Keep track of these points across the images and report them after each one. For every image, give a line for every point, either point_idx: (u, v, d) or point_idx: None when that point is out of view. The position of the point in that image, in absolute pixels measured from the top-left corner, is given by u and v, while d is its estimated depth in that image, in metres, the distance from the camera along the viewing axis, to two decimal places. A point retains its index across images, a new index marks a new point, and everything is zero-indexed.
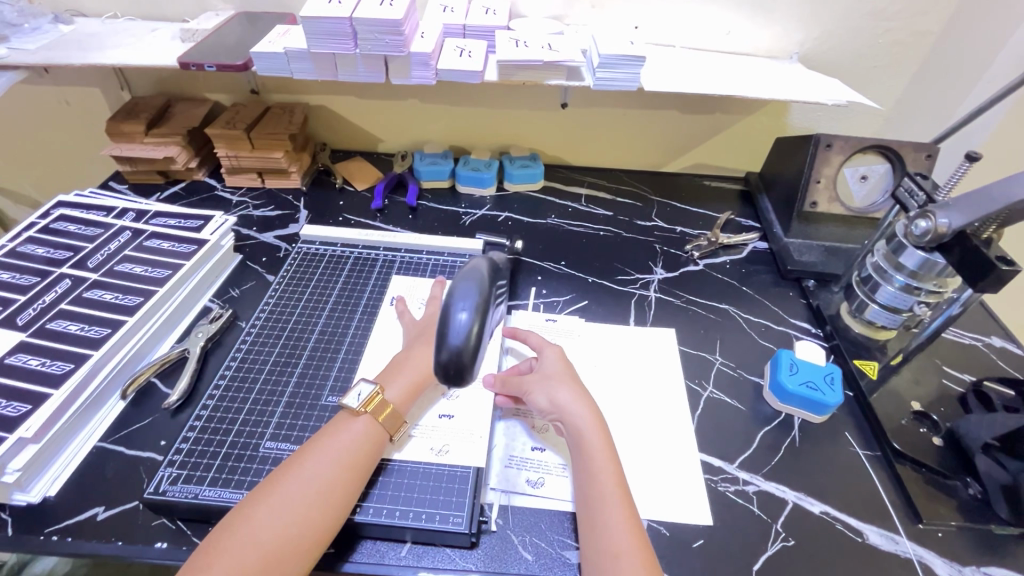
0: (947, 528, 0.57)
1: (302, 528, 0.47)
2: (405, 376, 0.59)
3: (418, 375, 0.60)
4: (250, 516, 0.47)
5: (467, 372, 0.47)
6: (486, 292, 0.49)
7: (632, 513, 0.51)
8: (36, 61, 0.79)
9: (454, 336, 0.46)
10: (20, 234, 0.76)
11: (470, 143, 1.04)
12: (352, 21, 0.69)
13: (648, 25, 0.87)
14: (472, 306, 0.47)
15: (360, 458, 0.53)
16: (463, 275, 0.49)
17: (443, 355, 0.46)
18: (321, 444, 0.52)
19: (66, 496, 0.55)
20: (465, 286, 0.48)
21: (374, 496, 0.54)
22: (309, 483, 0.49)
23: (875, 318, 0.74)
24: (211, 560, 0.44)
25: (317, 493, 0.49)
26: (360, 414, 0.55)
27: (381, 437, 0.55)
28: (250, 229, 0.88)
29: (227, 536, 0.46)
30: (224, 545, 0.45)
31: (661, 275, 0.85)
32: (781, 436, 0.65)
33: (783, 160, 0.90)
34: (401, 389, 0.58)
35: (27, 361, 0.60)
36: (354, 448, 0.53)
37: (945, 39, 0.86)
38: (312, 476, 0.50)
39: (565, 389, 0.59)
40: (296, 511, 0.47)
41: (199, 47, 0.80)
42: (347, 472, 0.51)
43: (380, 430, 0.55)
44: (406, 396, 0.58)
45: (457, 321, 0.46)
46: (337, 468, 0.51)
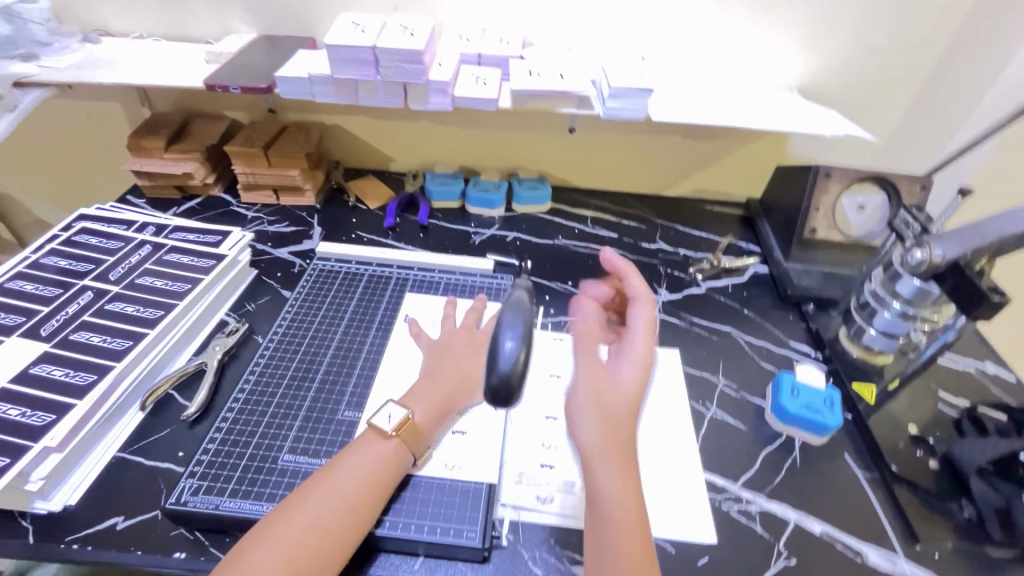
0: (943, 550, 0.59)
1: (327, 542, 0.48)
2: (430, 398, 0.61)
3: (443, 397, 0.62)
4: (280, 526, 0.48)
5: (514, 396, 0.49)
6: (530, 324, 0.53)
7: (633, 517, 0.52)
8: (65, 78, 0.82)
9: (503, 362, 0.49)
10: (43, 246, 0.78)
11: (479, 164, 1.07)
12: (375, 50, 0.72)
13: (655, 56, 0.91)
14: (519, 335, 0.51)
15: (385, 475, 0.54)
16: (509, 308, 0.54)
17: (493, 379, 0.49)
18: (347, 460, 0.54)
19: (86, 505, 0.56)
20: (513, 319, 0.52)
21: (395, 510, 0.56)
22: (336, 497, 0.51)
23: (872, 343, 0.76)
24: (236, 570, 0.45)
25: (344, 508, 0.50)
26: (390, 436, 0.56)
27: (407, 457, 0.57)
28: (265, 244, 0.91)
29: (256, 546, 0.47)
30: (250, 556, 0.46)
31: (665, 297, 0.88)
32: (782, 456, 0.67)
33: (783, 188, 0.93)
34: (427, 410, 0.60)
35: (51, 371, 0.62)
36: (379, 465, 0.54)
37: (937, 76, 0.90)
38: (340, 490, 0.51)
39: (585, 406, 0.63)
40: (324, 524, 0.49)
41: (224, 70, 0.83)
42: (372, 489, 0.53)
43: (407, 452, 0.57)
44: (431, 417, 0.60)
45: (505, 348, 0.50)
46: (361, 487, 0.52)
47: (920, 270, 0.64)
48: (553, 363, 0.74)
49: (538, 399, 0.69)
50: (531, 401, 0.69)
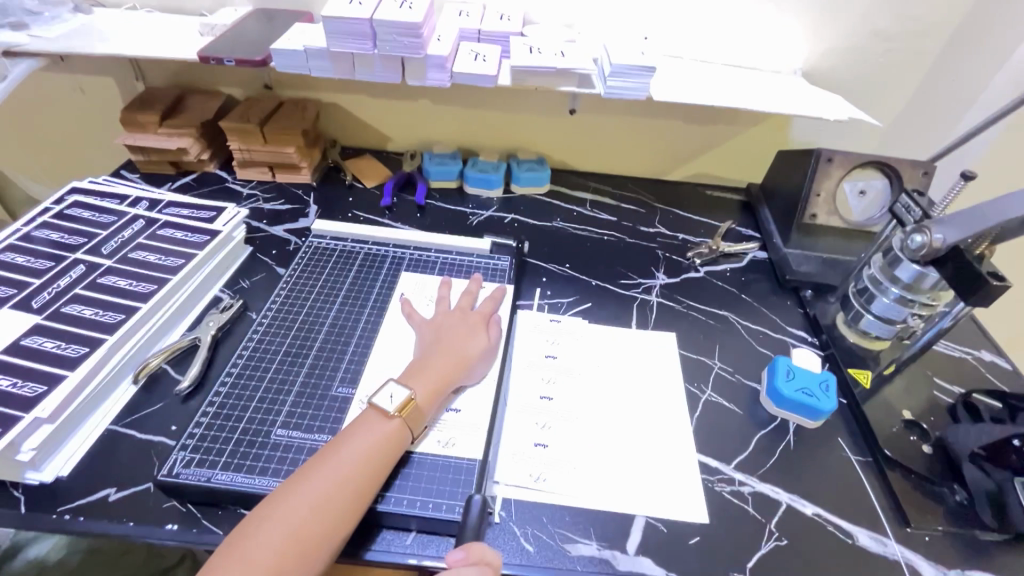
0: (934, 533, 0.59)
1: (326, 524, 0.48)
2: (429, 377, 0.60)
3: (442, 376, 0.61)
4: (282, 504, 0.48)
5: None
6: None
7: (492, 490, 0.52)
8: (55, 48, 0.80)
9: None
10: (34, 219, 0.77)
11: (478, 144, 1.06)
12: (372, 22, 0.71)
13: (658, 36, 0.89)
14: None
15: (387, 453, 0.54)
16: None
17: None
18: (349, 438, 0.54)
19: (78, 477, 0.56)
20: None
21: (398, 487, 0.55)
22: (339, 475, 0.51)
23: (869, 328, 0.76)
24: (237, 552, 0.45)
25: (346, 486, 0.50)
26: (392, 416, 0.56)
27: (409, 437, 0.57)
28: (260, 221, 0.90)
29: (261, 523, 0.47)
30: (250, 537, 0.46)
31: (662, 281, 0.87)
32: (776, 439, 0.67)
33: (784, 173, 0.93)
34: (426, 388, 0.60)
35: (42, 343, 0.61)
36: (381, 443, 0.54)
37: (944, 60, 0.89)
38: (341, 468, 0.51)
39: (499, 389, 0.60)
40: (327, 502, 0.49)
41: (219, 42, 0.81)
42: (373, 469, 0.52)
43: (408, 432, 0.56)
44: (431, 395, 0.59)
45: None
46: (361, 468, 0.52)
47: (919, 254, 0.64)
48: (548, 344, 0.74)
49: (533, 380, 0.69)
50: (526, 382, 0.69)
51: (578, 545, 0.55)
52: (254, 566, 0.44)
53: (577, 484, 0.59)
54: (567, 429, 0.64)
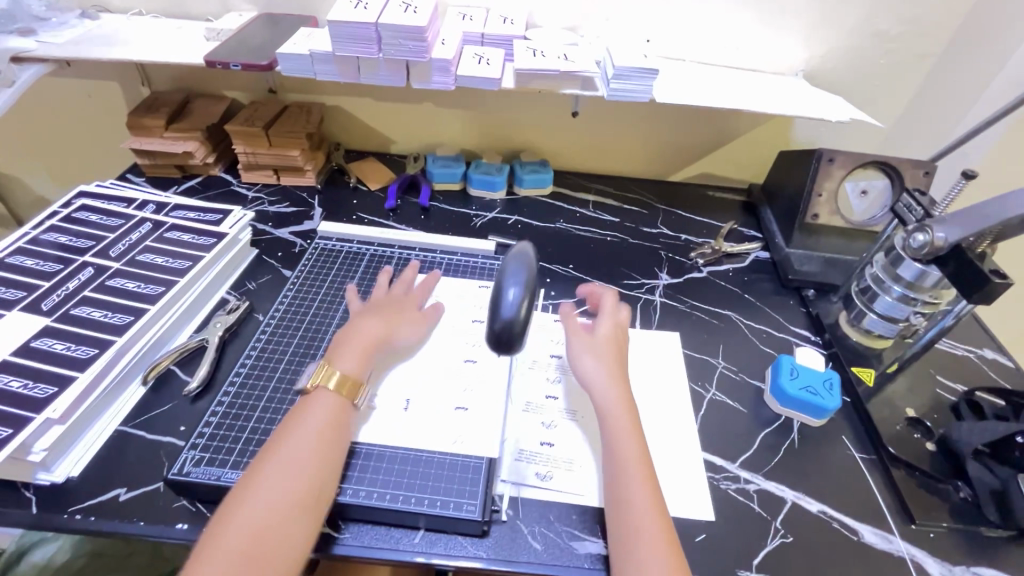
0: (938, 530, 0.60)
1: (292, 507, 0.49)
2: (356, 349, 0.61)
3: (363, 343, 0.62)
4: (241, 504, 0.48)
5: (515, 341, 0.56)
6: (533, 274, 0.58)
7: (657, 498, 0.53)
8: (63, 54, 0.81)
9: (505, 310, 0.55)
10: (42, 223, 0.77)
11: (481, 147, 1.07)
12: (377, 26, 0.71)
13: (659, 38, 0.90)
14: (521, 286, 0.57)
15: (334, 433, 0.54)
16: (513, 259, 0.59)
17: (497, 325, 0.55)
18: (292, 429, 0.54)
19: (88, 477, 0.57)
20: (515, 268, 0.58)
21: (375, 480, 0.56)
22: (292, 460, 0.51)
23: (872, 327, 0.77)
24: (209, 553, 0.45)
25: (301, 477, 0.50)
26: (316, 391, 0.57)
27: (346, 408, 0.57)
28: (265, 224, 0.90)
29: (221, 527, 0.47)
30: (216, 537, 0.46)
31: (665, 281, 0.88)
32: (781, 438, 0.67)
33: (785, 174, 0.93)
34: (357, 362, 0.60)
35: (52, 345, 0.62)
36: (324, 427, 0.54)
37: (944, 61, 0.90)
38: (294, 460, 0.51)
39: (591, 360, 0.63)
40: (284, 496, 0.49)
41: (225, 47, 0.82)
42: (323, 447, 0.53)
43: (343, 400, 0.57)
44: (360, 366, 0.60)
45: (508, 298, 0.56)
46: (312, 450, 0.52)
47: (925, 251, 0.64)
48: (555, 344, 0.74)
49: (538, 381, 0.69)
50: (533, 382, 0.69)
51: (585, 543, 0.55)
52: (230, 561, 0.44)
53: (582, 484, 0.59)
54: (573, 429, 0.65)
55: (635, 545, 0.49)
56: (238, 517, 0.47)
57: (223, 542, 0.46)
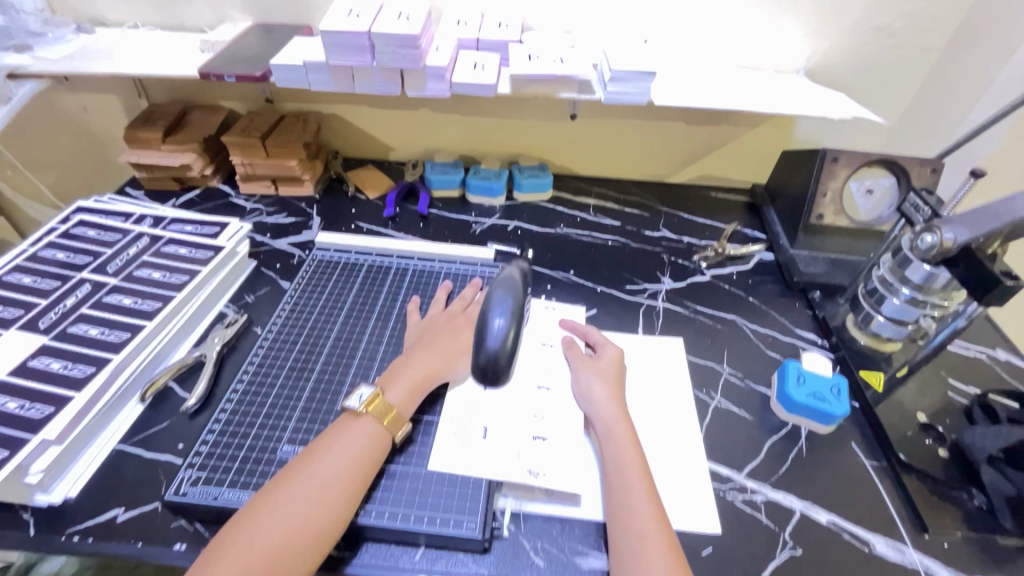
0: (952, 539, 0.58)
1: (312, 528, 0.48)
2: (406, 379, 0.61)
3: (417, 377, 0.62)
4: (255, 516, 0.48)
5: (502, 370, 0.56)
6: (519, 301, 0.59)
7: (655, 500, 0.54)
8: (57, 69, 0.81)
9: (492, 339, 0.56)
10: (40, 239, 0.77)
11: (479, 152, 1.06)
12: (370, 35, 0.71)
13: (658, 39, 0.89)
14: (508, 313, 0.57)
15: (367, 458, 0.54)
16: (499, 286, 0.60)
17: (482, 356, 0.55)
18: (325, 447, 0.54)
19: (86, 497, 0.56)
20: (502, 296, 0.59)
21: (376, 498, 0.55)
22: (321, 479, 0.51)
23: (880, 330, 0.75)
24: (220, 557, 0.45)
25: (321, 494, 0.50)
26: (361, 414, 0.57)
27: (388, 437, 0.57)
28: (264, 235, 0.90)
29: (233, 533, 0.47)
30: (232, 543, 0.46)
31: (668, 285, 0.87)
32: (788, 445, 0.66)
33: (788, 174, 0.92)
34: (403, 391, 0.60)
35: (49, 364, 0.61)
36: (358, 451, 0.54)
37: (949, 56, 0.88)
38: (323, 480, 0.51)
39: (599, 385, 0.64)
40: (301, 512, 0.48)
41: (219, 58, 0.82)
42: (353, 471, 0.53)
43: (383, 428, 0.57)
44: (407, 397, 0.60)
45: (495, 325, 0.56)
46: (342, 471, 0.52)
47: (931, 254, 0.63)
48: (547, 333, 0.74)
49: (531, 371, 0.68)
50: (524, 372, 0.68)
51: (589, 558, 0.54)
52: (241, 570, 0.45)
53: (578, 478, 0.57)
54: (565, 421, 0.63)
55: (635, 550, 0.50)
56: (250, 528, 0.47)
57: (232, 551, 0.46)
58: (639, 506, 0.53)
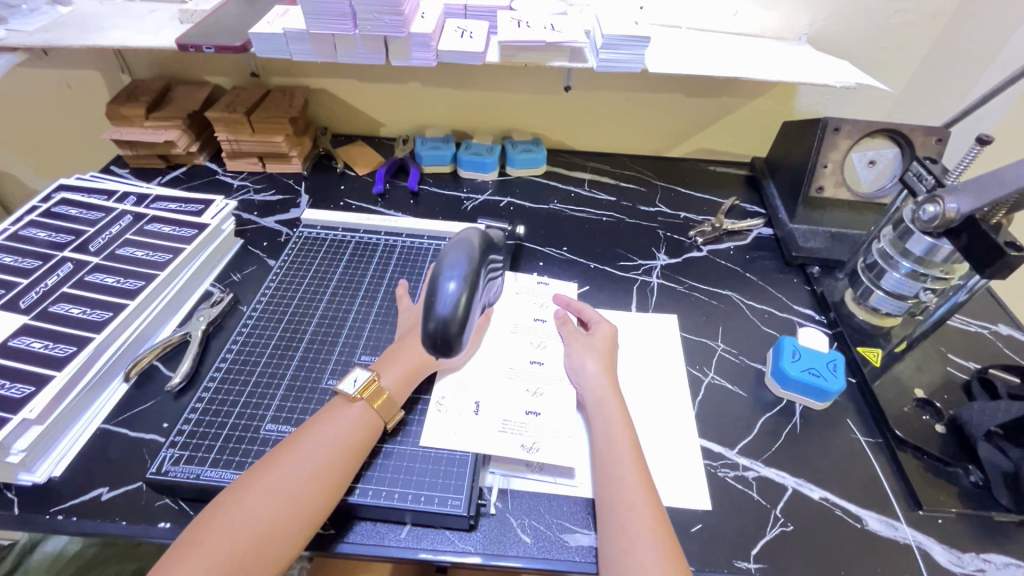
0: (947, 515, 0.57)
1: (294, 512, 0.47)
2: (403, 364, 0.60)
3: (414, 363, 0.60)
4: (238, 496, 0.47)
5: (453, 339, 0.49)
6: (475, 264, 0.51)
7: (646, 475, 0.53)
8: (33, 42, 0.78)
9: (442, 306, 0.49)
10: (22, 218, 0.76)
11: (471, 127, 1.03)
12: (351, 1, 0.68)
13: (654, 5, 0.85)
14: (461, 277, 0.50)
15: (356, 440, 0.53)
16: (454, 248, 0.52)
17: (431, 324, 0.49)
18: (314, 429, 0.53)
19: (70, 476, 0.56)
20: (454, 259, 0.51)
21: (371, 478, 0.54)
22: (308, 462, 0.50)
23: (880, 305, 0.73)
24: (200, 538, 0.45)
25: (309, 479, 0.49)
26: (356, 399, 0.55)
27: (377, 420, 0.55)
28: (251, 213, 0.88)
29: (217, 513, 0.46)
30: (213, 523, 0.46)
31: (663, 261, 0.85)
32: (782, 422, 0.65)
33: (788, 147, 0.89)
34: (399, 376, 0.59)
35: (31, 343, 0.61)
36: (347, 435, 0.53)
37: (959, 19, 0.84)
38: (309, 464, 0.50)
39: (594, 359, 0.63)
40: (284, 495, 0.47)
41: (198, 28, 0.79)
42: (341, 455, 0.51)
43: (377, 413, 0.55)
44: (402, 382, 0.59)
45: (445, 291, 0.49)
46: (330, 454, 0.51)
47: (925, 211, 0.62)
48: (538, 308, 0.73)
49: (522, 346, 0.67)
50: (515, 347, 0.67)
51: (576, 535, 0.53)
52: (219, 550, 0.44)
53: (570, 452, 0.57)
54: (559, 395, 0.62)
55: (625, 523, 0.49)
56: (235, 508, 0.46)
57: (215, 532, 0.45)
58: (630, 480, 0.52)
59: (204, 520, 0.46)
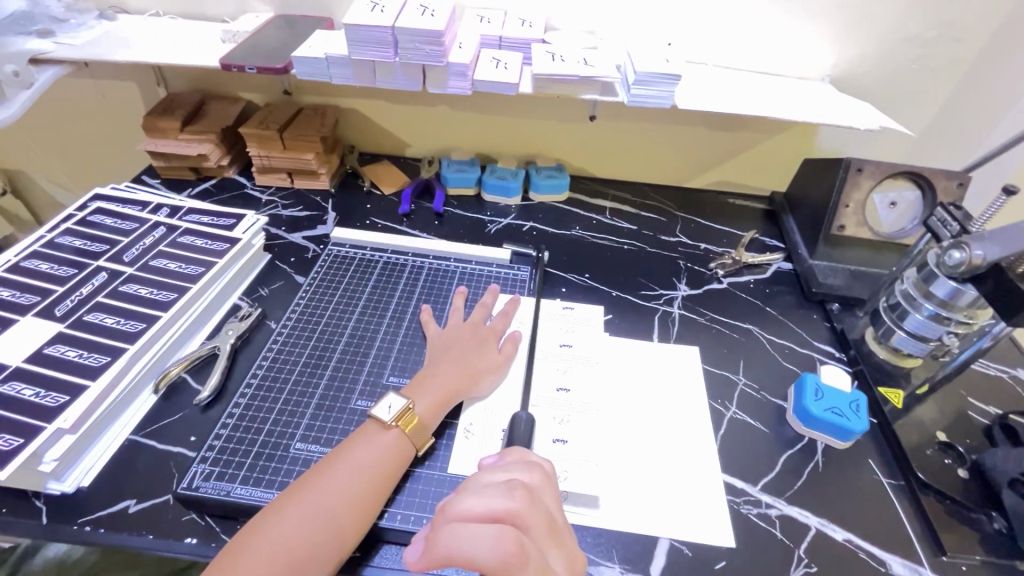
0: (971, 562, 0.57)
1: (328, 536, 0.48)
2: (434, 389, 0.60)
3: (444, 390, 0.61)
4: (273, 519, 0.48)
5: None
6: None
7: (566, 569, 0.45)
8: (79, 56, 0.80)
9: None
10: (58, 226, 0.77)
11: (496, 151, 1.05)
12: (394, 30, 0.70)
13: (682, 42, 0.88)
14: None
15: (388, 465, 0.54)
16: None
17: None
18: (346, 453, 0.53)
19: (98, 487, 0.56)
20: None
21: (399, 502, 0.55)
22: (341, 487, 0.50)
23: (901, 346, 0.74)
24: (236, 561, 0.45)
25: (343, 503, 0.50)
26: (390, 425, 0.56)
27: (408, 446, 0.56)
28: (279, 228, 0.90)
29: (252, 536, 0.47)
30: (250, 544, 0.46)
31: (684, 292, 0.86)
32: (804, 460, 0.65)
33: (810, 184, 0.90)
34: (430, 401, 0.59)
35: (65, 352, 0.61)
36: (378, 461, 0.53)
37: (978, 68, 0.87)
38: (343, 489, 0.50)
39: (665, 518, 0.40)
40: (318, 520, 0.48)
41: (241, 49, 0.81)
42: (374, 480, 0.52)
43: (410, 442, 0.56)
44: (433, 408, 0.59)
45: None
46: (362, 480, 0.52)
47: (943, 240, 0.67)
48: (563, 333, 0.75)
49: (550, 372, 0.69)
50: (544, 373, 0.69)
51: (601, 568, 0.54)
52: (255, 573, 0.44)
53: (597, 480, 0.58)
54: (585, 423, 0.63)
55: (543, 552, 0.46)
56: (271, 531, 0.47)
57: (251, 555, 0.45)
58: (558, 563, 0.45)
59: (240, 542, 0.47)
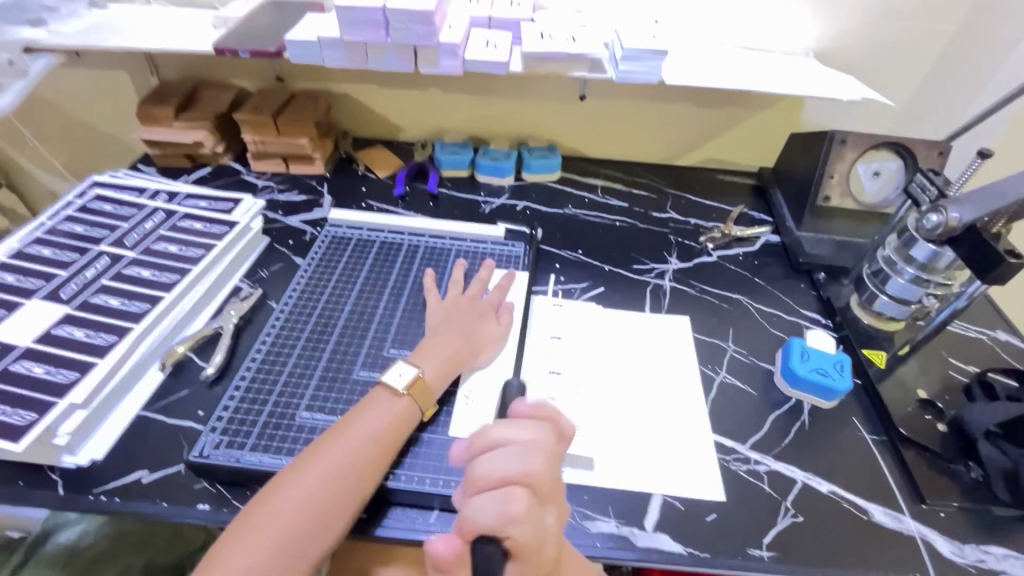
0: (948, 509, 0.60)
1: (342, 493, 0.50)
2: (438, 356, 0.62)
3: (450, 356, 0.63)
4: (289, 478, 0.50)
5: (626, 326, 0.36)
6: None
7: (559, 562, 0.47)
8: (72, 44, 0.81)
9: None
10: (58, 213, 0.78)
11: (488, 133, 1.06)
12: (384, 10, 0.71)
13: (668, 20, 0.89)
14: None
15: (396, 428, 0.56)
16: None
17: None
18: (354, 420, 0.55)
19: (110, 459, 0.58)
20: None
21: (405, 464, 0.57)
22: (353, 450, 0.53)
23: (884, 310, 0.76)
24: (257, 516, 0.48)
25: (355, 463, 0.52)
26: (401, 393, 0.58)
27: (415, 411, 0.58)
28: (276, 212, 0.91)
29: (270, 495, 0.49)
30: (269, 501, 0.49)
31: (675, 265, 0.88)
32: (790, 420, 0.67)
33: (795, 158, 0.93)
34: (435, 367, 0.61)
35: (72, 332, 0.63)
36: (387, 424, 0.56)
37: (958, 38, 0.88)
38: (354, 450, 0.53)
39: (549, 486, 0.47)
40: (333, 478, 0.51)
41: (233, 34, 0.82)
42: (383, 443, 0.54)
43: (417, 408, 0.58)
44: (439, 373, 0.61)
45: None
46: (372, 442, 0.54)
47: None
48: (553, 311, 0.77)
49: (540, 356, 0.70)
50: (536, 356, 0.70)
51: (597, 522, 0.56)
52: (275, 527, 0.47)
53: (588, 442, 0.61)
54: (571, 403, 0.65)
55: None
56: (288, 489, 0.49)
57: (270, 513, 0.48)
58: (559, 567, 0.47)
59: (259, 499, 0.49)
